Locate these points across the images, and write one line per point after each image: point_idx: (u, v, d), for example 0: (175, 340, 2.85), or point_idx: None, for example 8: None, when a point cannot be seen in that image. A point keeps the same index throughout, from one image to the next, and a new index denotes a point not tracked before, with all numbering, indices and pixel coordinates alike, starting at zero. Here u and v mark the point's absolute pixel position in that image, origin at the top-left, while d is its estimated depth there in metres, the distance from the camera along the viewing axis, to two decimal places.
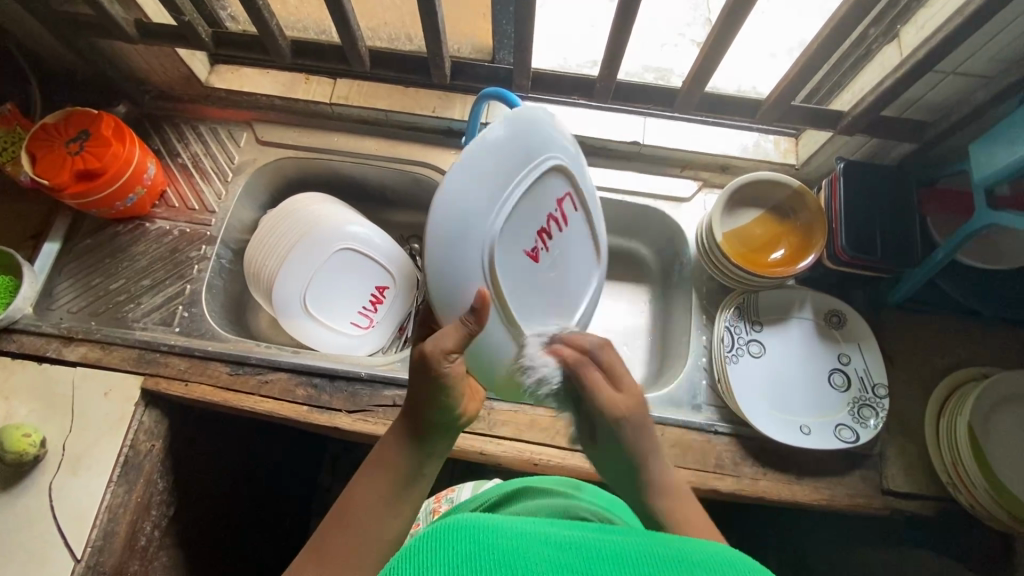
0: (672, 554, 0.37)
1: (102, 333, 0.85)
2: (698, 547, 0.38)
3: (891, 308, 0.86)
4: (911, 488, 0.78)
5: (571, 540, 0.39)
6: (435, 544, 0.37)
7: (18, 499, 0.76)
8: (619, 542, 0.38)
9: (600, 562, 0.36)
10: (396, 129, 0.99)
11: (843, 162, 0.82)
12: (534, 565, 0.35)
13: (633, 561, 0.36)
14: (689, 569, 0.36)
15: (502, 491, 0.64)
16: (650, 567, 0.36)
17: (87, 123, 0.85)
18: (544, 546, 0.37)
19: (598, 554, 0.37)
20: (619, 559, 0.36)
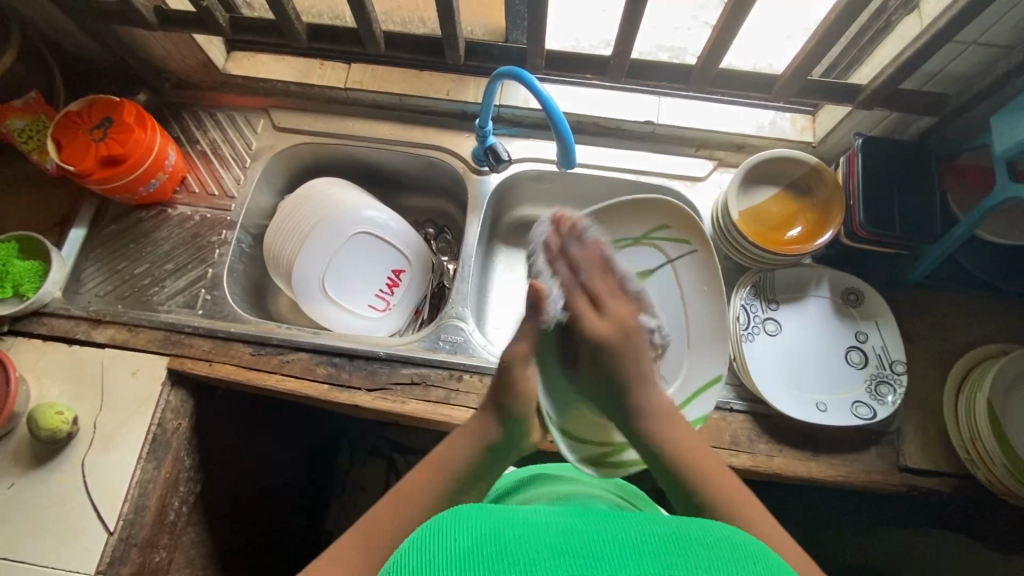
0: (671, 535, 0.39)
1: (128, 316, 0.88)
2: (696, 527, 0.40)
3: (909, 285, 0.86)
4: (929, 464, 0.78)
5: (574, 526, 0.40)
6: (439, 539, 0.38)
7: (53, 474, 0.80)
8: (622, 527, 0.39)
9: (604, 546, 0.37)
10: (410, 112, 1.00)
11: (861, 137, 0.81)
12: (540, 552, 0.36)
13: (636, 545, 0.37)
14: (687, 546, 0.38)
15: (516, 478, 0.67)
16: (654, 547, 0.37)
17: (110, 110, 0.87)
18: (547, 533, 0.38)
19: (601, 537, 0.38)
20: (622, 541, 0.37)
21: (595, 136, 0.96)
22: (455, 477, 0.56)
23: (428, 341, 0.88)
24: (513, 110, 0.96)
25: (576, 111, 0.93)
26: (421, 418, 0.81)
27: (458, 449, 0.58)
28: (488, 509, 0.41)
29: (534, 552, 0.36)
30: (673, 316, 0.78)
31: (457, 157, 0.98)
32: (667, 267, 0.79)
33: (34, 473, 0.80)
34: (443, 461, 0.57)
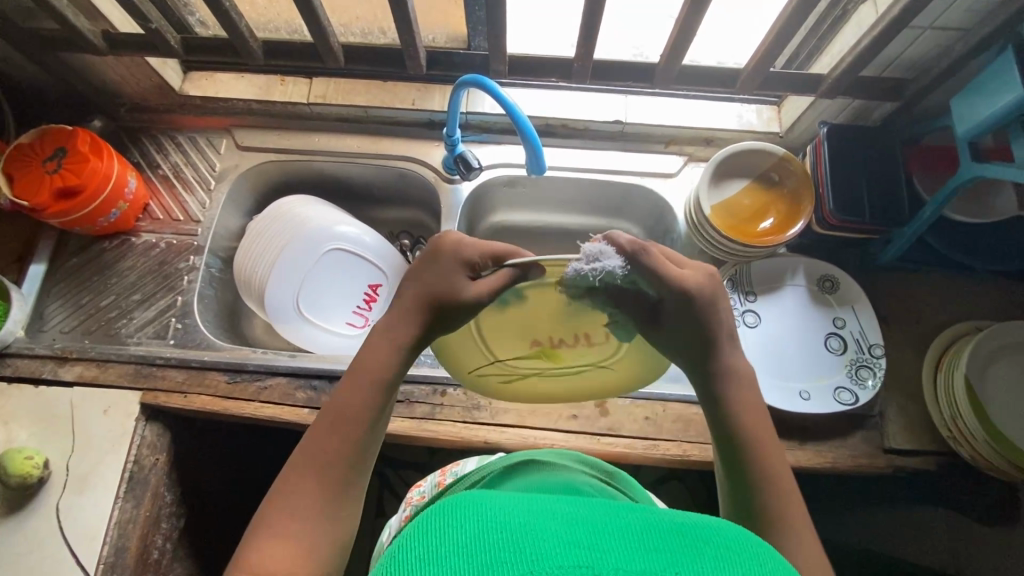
0: (675, 528, 0.38)
1: (96, 351, 0.85)
2: (704, 522, 0.39)
3: (882, 269, 0.87)
4: (912, 445, 0.79)
5: (578, 517, 0.39)
6: (438, 526, 0.38)
7: (26, 522, 0.77)
8: (627, 520, 0.39)
9: (608, 536, 0.37)
10: (376, 125, 0.98)
11: (827, 126, 0.82)
12: (543, 542, 0.36)
13: (641, 538, 0.37)
14: (693, 545, 0.37)
15: (504, 467, 0.64)
16: (661, 542, 0.36)
17: (63, 140, 0.84)
18: (551, 524, 0.38)
19: (607, 528, 0.37)
20: (628, 534, 0.37)
21: (563, 138, 0.97)
22: (381, 387, 0.51)
23: None
24: (480, 117, 0.96)
25: (544, 114, 0.93)
26: (404, 436, 0.80)
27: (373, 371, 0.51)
28: (489, 498, 0.41)
29: (540, 543, 0.36)
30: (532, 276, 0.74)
31: (428, 167, 0.97)
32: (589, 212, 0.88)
33: (6, 522, 0.76)
34: (371, 377, 0.51)
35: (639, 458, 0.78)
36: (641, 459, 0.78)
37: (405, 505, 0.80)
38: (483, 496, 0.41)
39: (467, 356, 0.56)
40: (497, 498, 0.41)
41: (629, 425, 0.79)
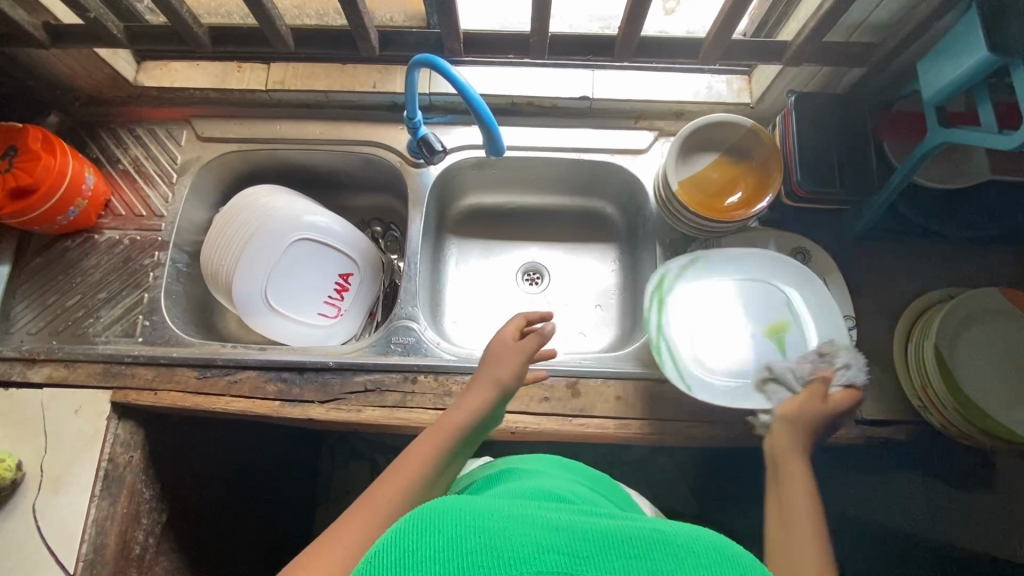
0: (651, 536, 0.41)
1: (64, 352, 0.84)
2: (680, 528, 0.42)
3: (854, 239, 0.86)
4: (884, 415, 0.79)
5: (560, 524, 0.42)
6: (419, 528, 0.40)
7: (3, 524, 0.77)
8: (604, 528, 0.41)
9: (588, 544, 0.40)
10: (339, 109, 0.96)
11: (794, 94, 0.79)
12: (524, 547, 0.38)
13: (619, 546, 0.40)
14: (665, 551, 0.39)
15: (486, 475, 0.66)
16: (636, 548, 0.40)
17: (15, 139, 0.82)
18: (533, 530, 0.40)
19: (586, 536, 0.40)
20: (605, 542, 0.40)
21: (530, 116, 0.95)
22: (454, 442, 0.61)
23: (379, 345, 0.86)
24: (444, 98, 0.93)
25: (508, 92, 0.91)
26: (377, 425, 0.80)
27: (459, 418, 0.62)
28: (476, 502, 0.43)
29: (523, 548, 0.38)
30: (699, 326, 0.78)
31: (393, 151, 0.95)
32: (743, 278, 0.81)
33: None
34: (449, 429, 0.61)
35: (611, 438, 0.78)
36: (613, 439, 0.78)
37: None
38: (462, 501, 0.43)
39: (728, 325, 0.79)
40: (483, 501, 0.43)
41: (601, 405, 0.79)
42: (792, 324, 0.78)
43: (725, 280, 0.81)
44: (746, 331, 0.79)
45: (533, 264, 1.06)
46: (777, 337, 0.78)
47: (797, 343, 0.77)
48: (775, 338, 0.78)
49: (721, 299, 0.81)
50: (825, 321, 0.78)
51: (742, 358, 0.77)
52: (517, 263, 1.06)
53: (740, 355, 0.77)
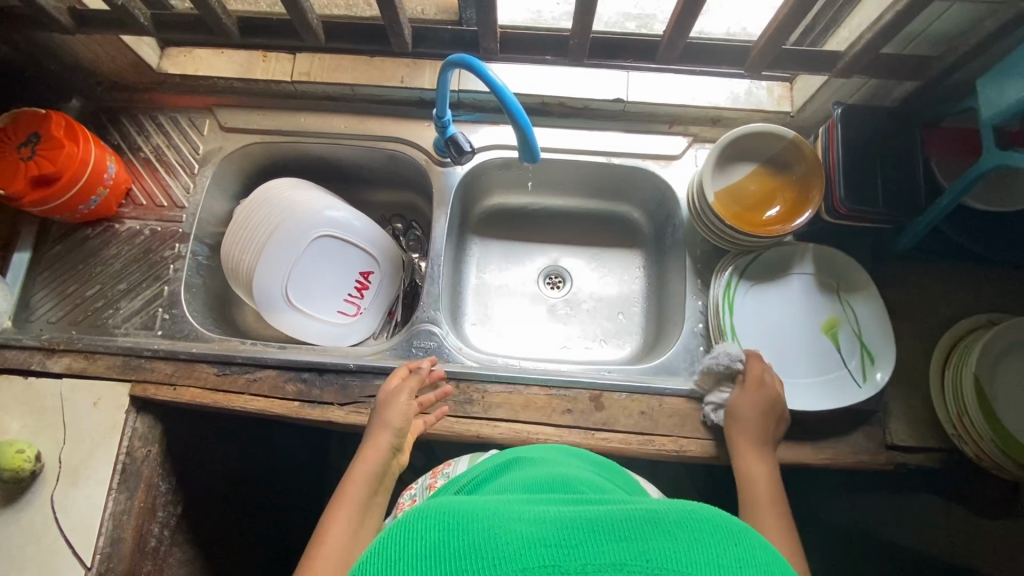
0: (649, 516, 0.37)
1: (83, 343, 0.84)
2: (682, 506, 0.38)
3: (893, 258, 0.83)
4: (915, 441, 0.77)
5: (550, 516, 0.39)
6: (398, 535, 0.38)
7: (22, 513, 0.77)
8: (596, 513, 0.38)
9: (575, 532, 0.36)
10: (365, 103, 0.94)
11: (841, 106, 0.76)
12: (507, 545, 0.35)
13: (606, 530, 0.36)
14: (664, 533, 0.35)
15: (495, 464, 0.63)
16: (629, 529, 0.36)
17: (37, 125, 0.80)
18: (522, 524, 0.37)
19: (580, 524, 0.37)
20: (597, 527, 0.36)
21: (561, 117, 0.92)
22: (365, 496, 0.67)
23: (400, 348, 0.84)
24: (473, 95, 0.91)
25: (539, 92, 0.88)
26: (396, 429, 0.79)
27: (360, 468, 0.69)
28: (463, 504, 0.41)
29: (508, 544, 0.36)
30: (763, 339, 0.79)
31: (418, 149, 0.92)
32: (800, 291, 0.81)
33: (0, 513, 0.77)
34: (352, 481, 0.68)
35: (634, 454, 0.76)
36: (636, 455, 0.77)
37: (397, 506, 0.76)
38: (447, 503, 0.41)
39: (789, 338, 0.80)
40: (474, 500, 0.41)
41: (625, 420, 0.78)
42: (843, 320, 0.79)
43: (776, 291, 0.82)
44: (805, 342, 0.79)
45: (555, 267, 1.04)
46: (831, 335, 0.79)
47: (850, 340, 0.78)
48: (829, 336, 0.79)
49: (777, 310, 0.81)
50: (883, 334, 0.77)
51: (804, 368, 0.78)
52: (540, 266, 1.04)
53: (802, 364, 0.79)
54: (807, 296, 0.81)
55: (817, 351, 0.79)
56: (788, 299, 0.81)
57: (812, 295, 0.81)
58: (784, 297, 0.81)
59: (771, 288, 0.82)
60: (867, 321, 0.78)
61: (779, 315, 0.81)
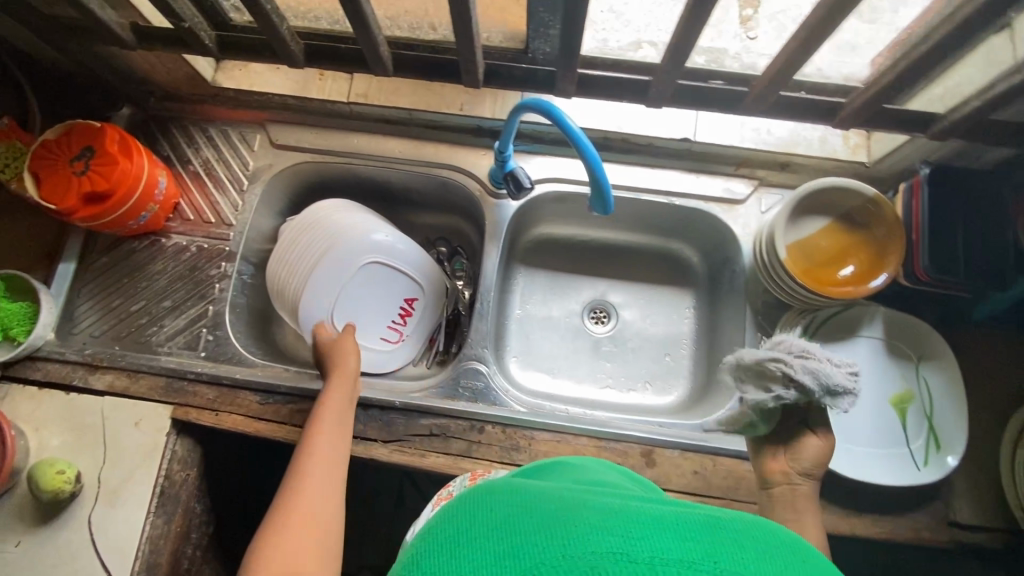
0: (715, 523, 0.33)
1: (126, 360, 0.83)
2: (745, 517, 0.35)
3: (965, 324, 0.79)
4: (980, 520, 0.73)
5: (609, 509, 0.34)
6: (448, 529, 0.34)
7: (59, 532, 0.76)
8: (659, 510, 0.34)
9: (641, 526, 0.32)
10: (420, 128, 0.91)
11: (929, 166, 0.72)
12: (571, 530, 0.31)
13: (672, 527, 0.32)
14: (735, 538, 0.32)
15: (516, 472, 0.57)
16: (697, 530, 0.32)
17: (92, 138, 0.78)
18: (580, 512, 0.33)
19: (653, 522, 0.33)
20: (673, 526, 0.32)
21: (623, 153, 0.88)
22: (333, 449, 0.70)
23: (445, 387, 0.82)
24: (533, 126, 0.88)
25: (602, 127, 0.86)
26: (439, 472, 0.77)
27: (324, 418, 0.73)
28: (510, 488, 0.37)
29: (577, 527, 0.32)
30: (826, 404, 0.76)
31: (473, 178, 0.90)
32: (867, 360, 0.78)
33: (38, 530, 0.76)
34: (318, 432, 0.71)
35: None
36: None
37: (433, 499, 0.68)
38: (495, 493, 0.37)
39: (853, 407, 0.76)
40: (519, 485, 0.38)
41: (676, 478, 0.75)
42: (916, 398, 0.76)
43: (843, 357, 0.78)
44: (868, 415, 0.76)
45: (601, 303, 1.01)
46: (899, 409, 0.76)
47: (919, 419, 0.75)
48: (896, 409, 0.76)
49: (842, 377, 0.78)
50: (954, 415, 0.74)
51: (867, 441, 0.75)
52: (585, 301, 1.01)
53: (864, 437, 0.75)
54: (875, 366, 0.78)
55: (880, 426, 0.75)
56: (855, 365, 0.78)
57: (881, 366, 0.78)
58: (852, 365, 0.78)
59: (838, 351, 0.78)
60: (939, 399, 0.74)
61: None
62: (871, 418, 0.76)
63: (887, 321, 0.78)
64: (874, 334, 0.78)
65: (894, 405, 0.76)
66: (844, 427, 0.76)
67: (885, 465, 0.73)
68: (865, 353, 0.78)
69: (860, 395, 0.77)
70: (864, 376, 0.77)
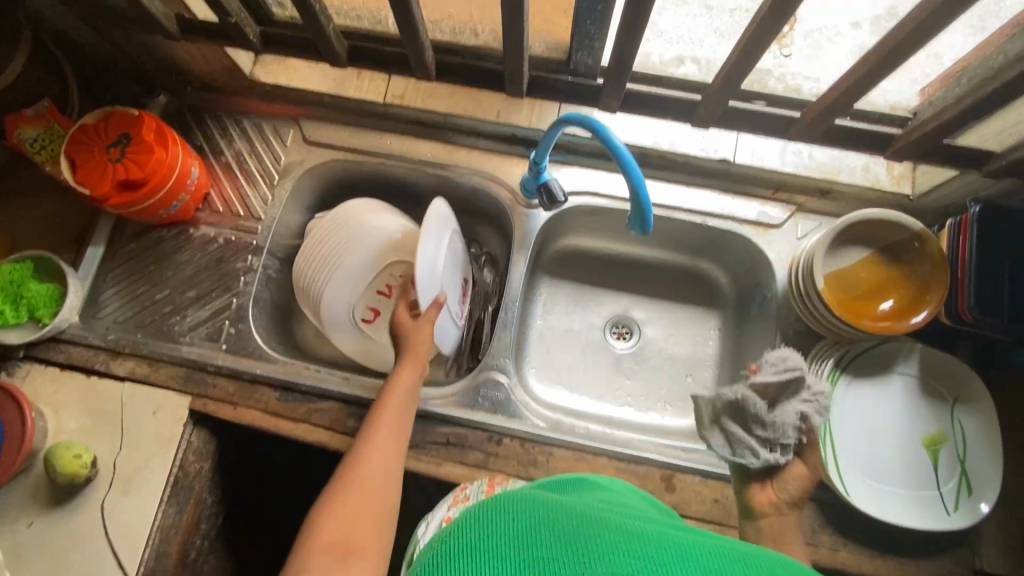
0: (736, 559, 0.37)
1: (148, 348, 0.83)
2: (764, 557, 0.38)
3: (1003, 367, 0.77)
4: (1008, 570, 0.71)
5: (635, 530, 0.38)
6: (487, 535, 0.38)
7: (71, 515, 0.77)
8: (681, 538, 0.38)
9: (666, 552, 0.35)
10: (454, 132, 0.90)
11: (980, 204, 0.69)
12: (603, 546, 0.35)
13: (693, 552, 0.36)
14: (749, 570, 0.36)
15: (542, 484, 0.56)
16: (718, 564, 0.35)
17: (129, 126, 0.79)
18: (611, 529, 0.37)
19: (662, 544, 0.36)
20: (681, 551, 0.36)
21: (657, 170, 0.87)
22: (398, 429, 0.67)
23: (466, 396, 0.80)
24: (569, 137, 0.87)
25: (639, 143, 0.84)
26: (454, 482, 0.76)
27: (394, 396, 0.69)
28: (550, 506, 0.41)
29: (595, 542, 0.35)
30: (856, 440, 0.74)
31: (504, 186, 0.89)
32: (899, 397, 0.76)
33: (51, 512, 0.77)
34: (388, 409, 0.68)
35: None
36: None
37: (450, 500, 0.67)
38: (534, 505, 0.40)
39: (883, 445, 0.74)
40: (552, 500, 0.42)
41: (695, 505, 0.73)
42: (949, 439, 0.73)
43: (875, 393, 0.76)
44: (899, 454, 0.74)
45: (624, 318, 0.99)
46: (931, 450, 0.73)
47: (951, 462, 0.72)
48: (928, 450, 0.73)
49: (874, 413, 0.75)
50: (989, 459, 0.71)
51: (896, 482, 0.73)
52: (608, 315, 0.99)
53: (893, 478, 0.73)
54: (908, 403, 0.75)
55: (911, 467, 0.73)
56: (887, 401, 0.76)
57: (913, 404, 0.75)
58: (885, 401, 0.76)
59: (871, 387, 0.76)
60: (973, 443, 0.72)
61: (875, 422, 0.75)
62: (901, 458, 0.74)
63: (925, 357, 0.76)
64: (909, 371, 0.76)
65: (926, 446, 0.74)
66: (872, 465, 0.73)
67: (913, 507, 0.71)
68: (898, 389, 0.76)
69: (891, 433, 0.75)
70: (896, 414, 0.75)
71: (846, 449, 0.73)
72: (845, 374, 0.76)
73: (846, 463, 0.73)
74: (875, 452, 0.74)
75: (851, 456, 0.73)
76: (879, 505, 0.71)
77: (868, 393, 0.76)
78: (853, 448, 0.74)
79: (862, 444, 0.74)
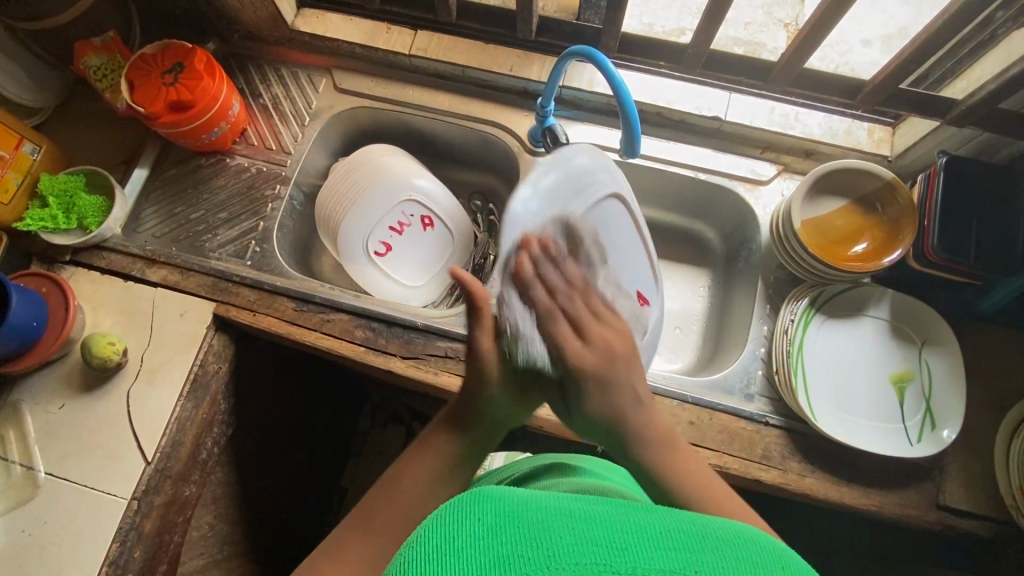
0: (697, 530, 0.36)
1: (181, 259, 0.91)
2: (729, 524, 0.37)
3: (972, 318, 0.81)
4: (970, 506, 0.74)
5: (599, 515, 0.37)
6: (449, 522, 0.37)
7: (99, 401, 0.84)
8: (647, 517, 0.37)
9: (625, 535, 0.34)
10: (471, 85, 0.99)
11: (947, 155, 0.75)
12: (561, 538, 0.34)
13: (658, 536, 0.35)
14: (713, 546, 0.35)
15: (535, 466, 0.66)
16: (678, 541, 0.34)
17: (183, 57, 0.88)
18: (573, 517, 0.36)
19: (626, 527, 0.35)
20: (646, 534, 0.35)
21: (655, 126, 0.94)
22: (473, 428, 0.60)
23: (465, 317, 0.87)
24: (575, 92, 0.95)
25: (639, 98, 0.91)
26: (450, 390, 0.82)
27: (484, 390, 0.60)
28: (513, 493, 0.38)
29: (557, 536, 0.34)
30: (827, 373, 0.79)
31: (513, 135, 0.96)
32: (870, 337, 0.81)
33: (82, 397, 0.84)
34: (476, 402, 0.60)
35: None
36: None
37: None
38: (496, 492, 0.38)
39: (853, 380, 0.79)
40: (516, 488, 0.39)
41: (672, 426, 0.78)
42: (916, 377, 0.78)
43: (847, 332, 0.81)
44: (867, 388, 0.79)
45: None
46: (898, 387, 0.78)
47: (917, 398, 0.77)
48: (895, 387, 0.78)
49: (846, 351, 0.80)
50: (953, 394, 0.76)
51: (864, 413, 0.77)
52: None
53: (862, 410, 0.77)
54: (878, 342, 0.81)
55: (878, 401, 0.78)
56: (858, 341, 0.81)
57: (882, 344, 0.81)
58: (856, 341, 0.81)
59: (845, 327, 0.81)
60: (938, 380, 0.77)
61: (846, 359, 0.80)
62: (869, 392, 0.78)
63: (896, 301, 0.81)
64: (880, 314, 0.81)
65: (894, 383, 0.79)
66: (842, 398, 0.78)
67: (878, 436, 0.76)
68: (869, 329, 0.81)
69: (861, 370, 0.80)
70: (866, 352, 0.81)
71: (817, 380, 0.78)
72: (820, 313, 0.81)
73: (818, 393, 0.78)
74: (845, 385, 0.79)
75: (822, 387, 0.78)
76: (846, 432, 0.76)
77: (841, 332, 0.81)
78: (824, 381, 0.79)
79: (834, 378, 0.79)
